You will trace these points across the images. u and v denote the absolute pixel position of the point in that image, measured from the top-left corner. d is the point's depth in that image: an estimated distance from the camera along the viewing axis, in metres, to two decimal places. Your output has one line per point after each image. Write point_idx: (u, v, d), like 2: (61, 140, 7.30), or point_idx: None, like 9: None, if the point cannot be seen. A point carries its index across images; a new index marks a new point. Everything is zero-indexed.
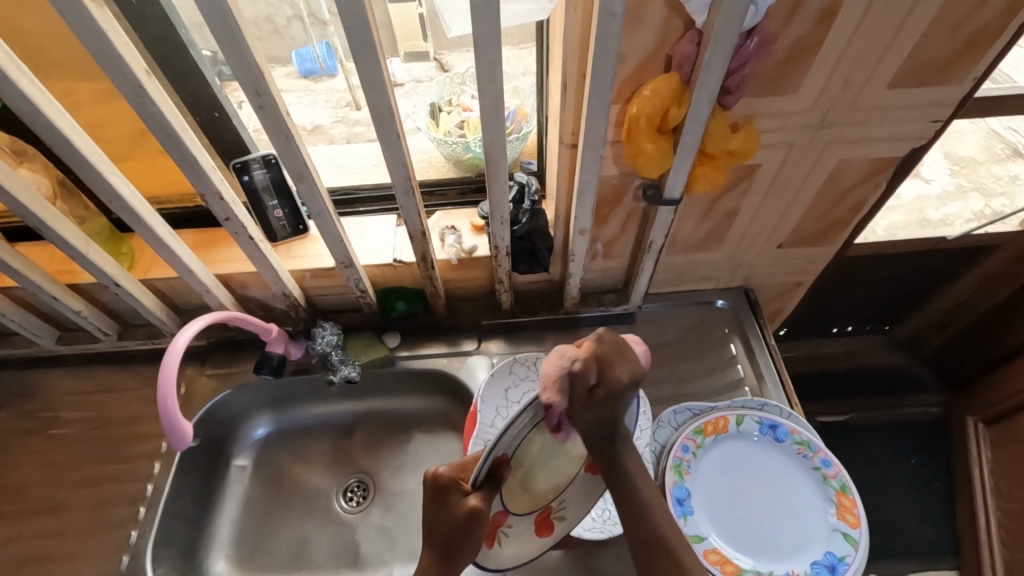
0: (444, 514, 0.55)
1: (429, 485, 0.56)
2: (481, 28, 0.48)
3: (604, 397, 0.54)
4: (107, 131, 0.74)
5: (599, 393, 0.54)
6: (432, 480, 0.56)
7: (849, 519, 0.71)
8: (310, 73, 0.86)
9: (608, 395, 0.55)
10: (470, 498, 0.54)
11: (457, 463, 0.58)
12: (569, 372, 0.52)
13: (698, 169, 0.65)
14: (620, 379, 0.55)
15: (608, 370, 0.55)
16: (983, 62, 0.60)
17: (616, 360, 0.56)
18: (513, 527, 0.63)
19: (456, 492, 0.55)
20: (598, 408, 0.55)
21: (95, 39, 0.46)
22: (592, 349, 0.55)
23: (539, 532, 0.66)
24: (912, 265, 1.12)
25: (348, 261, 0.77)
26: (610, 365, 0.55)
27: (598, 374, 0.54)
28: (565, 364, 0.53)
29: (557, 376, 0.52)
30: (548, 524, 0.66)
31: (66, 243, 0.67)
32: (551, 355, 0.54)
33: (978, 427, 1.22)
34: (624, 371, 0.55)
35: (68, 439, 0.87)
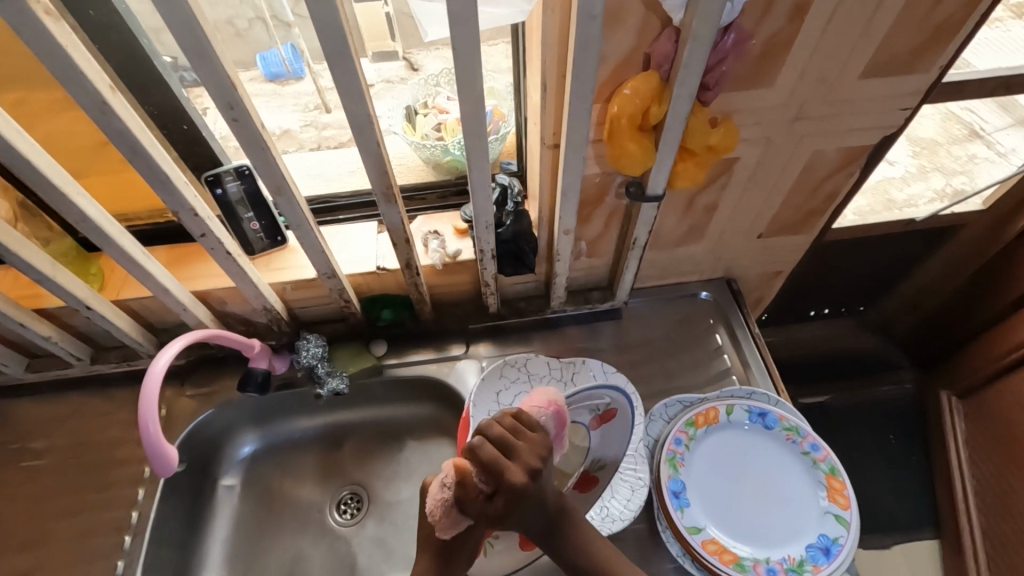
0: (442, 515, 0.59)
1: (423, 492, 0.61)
2: (459, 32, 0.48)
3: (504, 503, 0.54)
4: (69, 148, 0.71)
5: (499, 501, 0.53)
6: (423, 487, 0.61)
7: (840, 501, 0.72)
8: (276, 77, 0.83)
9: (509, 497, 0.54)
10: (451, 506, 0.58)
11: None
12: (453, 501, 0.53)
13: (679, 165, 0.65)
14: (517, 479, 0.53)
15: (501, 478, 0.52)
16: (948, 51, 0.62)
17: (507, 462, 0.53)
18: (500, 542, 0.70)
19: None
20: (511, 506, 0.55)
21: (53, 56, 0.44)
22: (462, 467, 0.52)
23: (523, 547, 0.70)
24: (884, 248, 1.15)
25: (331, 272, 0.75)
26: (503, 470, 0.52)
27: (486, 485, 0.53)
28: (446, 494, 0.53)
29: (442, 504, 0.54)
30: (534, 540, 0.70)
31: (31, 268, 0.64)
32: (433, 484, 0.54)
33: (951, 399, 1.26)
34: (518, 469, 0.54)
35: (43, 469, 0.84)
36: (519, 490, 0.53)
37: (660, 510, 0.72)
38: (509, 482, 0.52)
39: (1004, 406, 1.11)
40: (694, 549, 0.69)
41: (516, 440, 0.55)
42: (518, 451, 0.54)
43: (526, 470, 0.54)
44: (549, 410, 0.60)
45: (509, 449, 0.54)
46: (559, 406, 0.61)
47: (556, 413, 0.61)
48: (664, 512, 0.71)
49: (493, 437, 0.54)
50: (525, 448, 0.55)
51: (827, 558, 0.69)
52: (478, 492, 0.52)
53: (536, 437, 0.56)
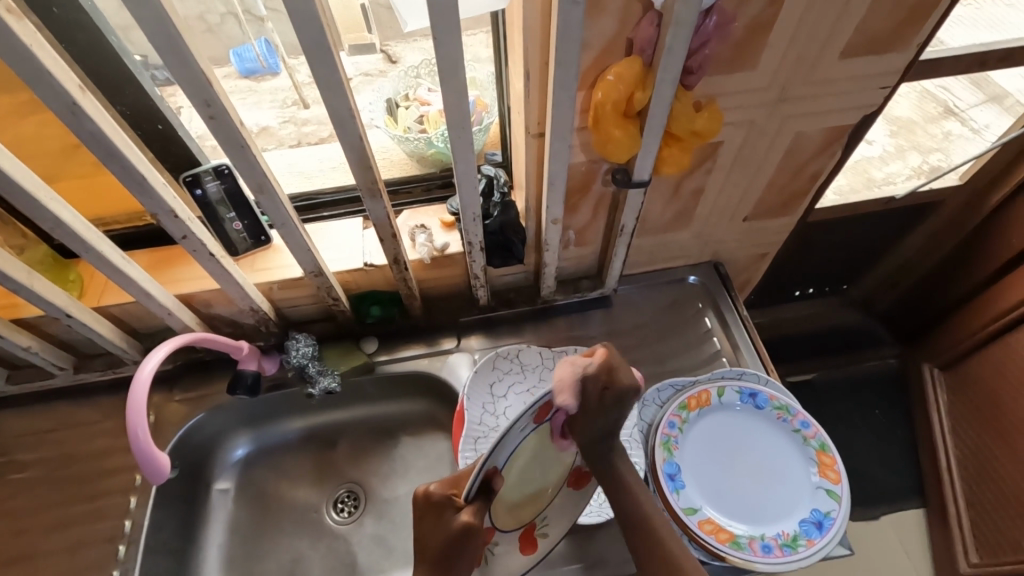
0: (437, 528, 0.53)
1: (418, 500, 0.55)
2: (439, 21, 0.47)
3: (608, 400, 0.56)
4: (40, 152, 0.69)
5: (608, 395, 0.55)
6: (421, 496, 0.55)
7: (831, 476, 0.74)
8: (252, 73, 0.81)
9: (614, 398, 0.56)
10: (462, 512, 0.53)
11: (449, 480, 0.57)
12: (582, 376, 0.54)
13: (665, 150, 0.65)
14: (625, 381, 0.56)
15: (616, 373, 0.56)
16: (925, 30, 0.62)
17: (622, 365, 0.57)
18: (498, 547, 0.64)
19: (450, 507, 0.54)
20: (591, 413, 0.56)
21: (18, 56, 0.42)
22: (603, 356, 0.56)
23: (522, 549, 0.66)
24: (866, 226, 1.17)
25: (318, 270, 0.74)
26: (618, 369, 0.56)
27: (606, 381, 0.55)
28: (578, 369, 0.54)
29: (568, 383, 0.52)
30: (533, 542, 0.67)
31: (7, 278, 0.62)
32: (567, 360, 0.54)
33: (934, 372, 1.29)
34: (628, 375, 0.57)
35: (30, 482, 0.82)
36: (623, 393, 0.56)
37: (656, 493, 0.73)
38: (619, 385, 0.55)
39: (984, 376, 1.14)
40: (692, 530, 0.70)
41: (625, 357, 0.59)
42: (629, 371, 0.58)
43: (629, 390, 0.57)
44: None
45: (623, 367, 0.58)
46: None
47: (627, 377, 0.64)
48: (661, 495, 0.72)
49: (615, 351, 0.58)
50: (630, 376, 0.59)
51: (820, 532, 0.71)
52: (603, 380, 0.55)
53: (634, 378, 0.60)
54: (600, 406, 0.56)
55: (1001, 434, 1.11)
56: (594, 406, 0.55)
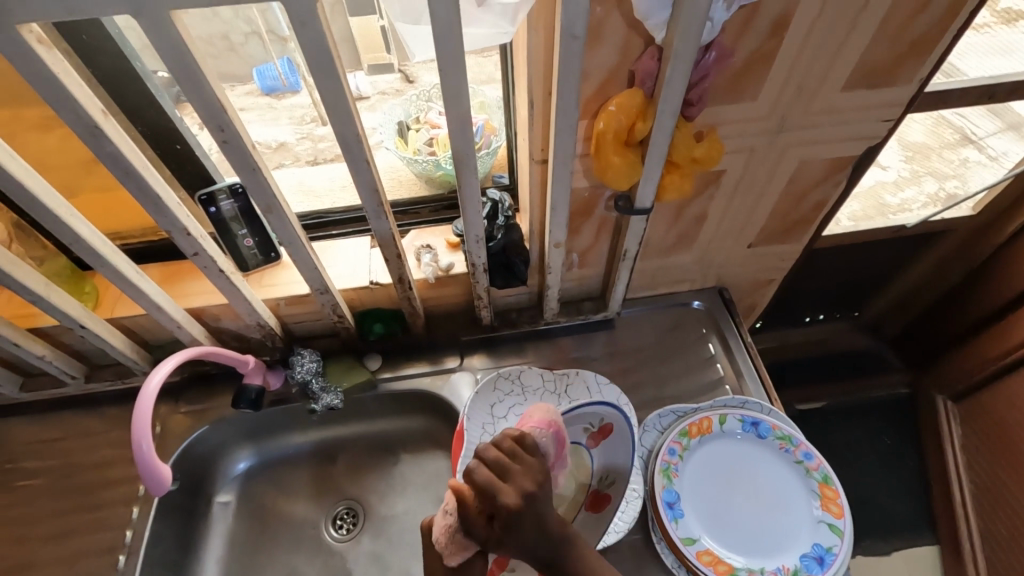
0: (440, 558, 0.57)
1: (423, 530, 0.58)
2: (445, 51, 0.48)
3: (500, 526, 0.51)
4: (63, 168, 0.72)
5: (497, 524, 0.51)
6: (426, 527, 0.58)
7: (833, 510, 0.73)
8: (273, 90, 0.84)
9: (506, 523, 0.51)
10: (471, 545, 0.57)
11: None
12: (456, 526, 0.53)
13: (666, 178, 0.66)
14: (507, 502, 0.51)
15: (494, 499, 0.51)
16: (927, 64, 0.63)
17: (498, 484, 0.51)
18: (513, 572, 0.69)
19: (456, 538, 0.58)
20: (501, 537, 0.52)
21: (44, 81, 0.45)
22: (462, 491, 0.52)
23: None
24: (875, 253, 1.16)
25: (324, 288, 0.76)
26: (495, 492, 0.51)
27: (485, 505, 0.51)
28: (449, 519, 0.54)
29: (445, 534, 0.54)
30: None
31: (25, 289, 0.64)
32: (437, 519, 0.55)
33: (947, 403, 1.27)
34: (511, 492, 0.51)
35: (36, 490, 0.84)
36: (514, 512, 0.51)
37: (654, 521, 0.72)
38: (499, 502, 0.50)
39: (997, 409, 1.12)
40: (689, 561, 0.69)
41: (507, 465, 0.52)
42: (508, 473, 0.52)
43: (518, 491, 0.51)
44: (547, 429, 0.57)
45: (502, 471, 0.52)
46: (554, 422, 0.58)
47: (556, 428, 0.58)
48: (659, 523, 0.71)
49: (485, 456, 0.53)
50: (518, 469, 0.53)
51: (821, 568, 0.69)
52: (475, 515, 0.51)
53: (529, 459, 0.54)
54: (499, 532, 0.52)
55: (1016, 469, 1.08)
56: (493, 532, 0.52)
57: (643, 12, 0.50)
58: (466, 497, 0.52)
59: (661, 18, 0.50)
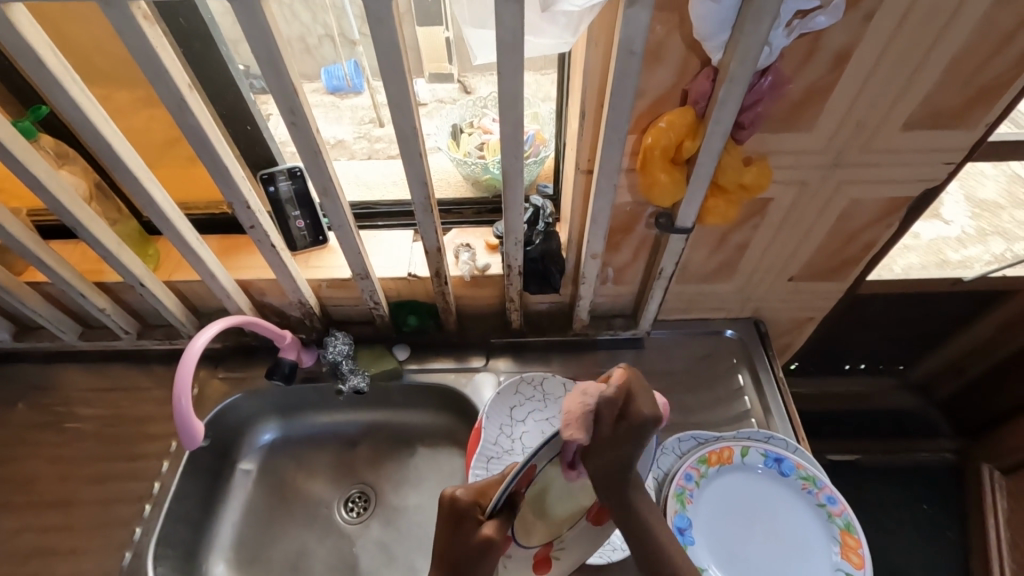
0: (459, 535, 0.51)
1: (444, 505, 0.52)
2: (506, 56, 0.51)
3: (625, 432, 0.50)
4: (145, 139, 0.78)
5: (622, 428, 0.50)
6: (447, 501, 0.52)
7: (853, 560, 0.70)
8: (337, 90, 0.88)
9: (627, 425, 0.50)
10: (487, 526, 0.50)
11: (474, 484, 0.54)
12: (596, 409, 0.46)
13: (710, 200, 0.66)
14: (643, 410, 0.50)
15: (632, 404, 0.50)
16: (996, 109, 0.61)
17: (640, 394, 0.51)
18: (566, 549, 0.66)
19: (474, 517, 0.51)
20: (612, 441, 0.50)
21: (144, 56, 0.50)
22: (624, 377, 0.50)
23: (535, 568, 0.64)
24: (929, 306, 1.11)
25: (365, 273, 0.79)
26: (634, 399, 0.50)
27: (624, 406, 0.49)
28: (589, 399, 0.47)
29: (576, 413, 0.46)
30: (546, 561, 0.65)
31: (97, 244, 0.70)
32: (572, 392, 0.48)
33: (994, 473, 1.20)
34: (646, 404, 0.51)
35: (82, 434, 0.89)
36: (640, 423, 0.50)
37: None
38: (637, 408, 0.50)
39: None
40: None
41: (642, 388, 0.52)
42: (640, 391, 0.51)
43: (645, 410, 0.50)
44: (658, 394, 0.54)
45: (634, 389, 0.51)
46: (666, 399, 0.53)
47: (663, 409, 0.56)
48: None
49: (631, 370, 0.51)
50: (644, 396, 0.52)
51: None
52: (609, 409, 0.48)
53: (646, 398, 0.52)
54: (615, 436, 0.50)
55: None
56: (609, 433, 0.50)
57: (703, 33, 0.51)
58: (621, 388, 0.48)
59: (720, 40, 0.51)
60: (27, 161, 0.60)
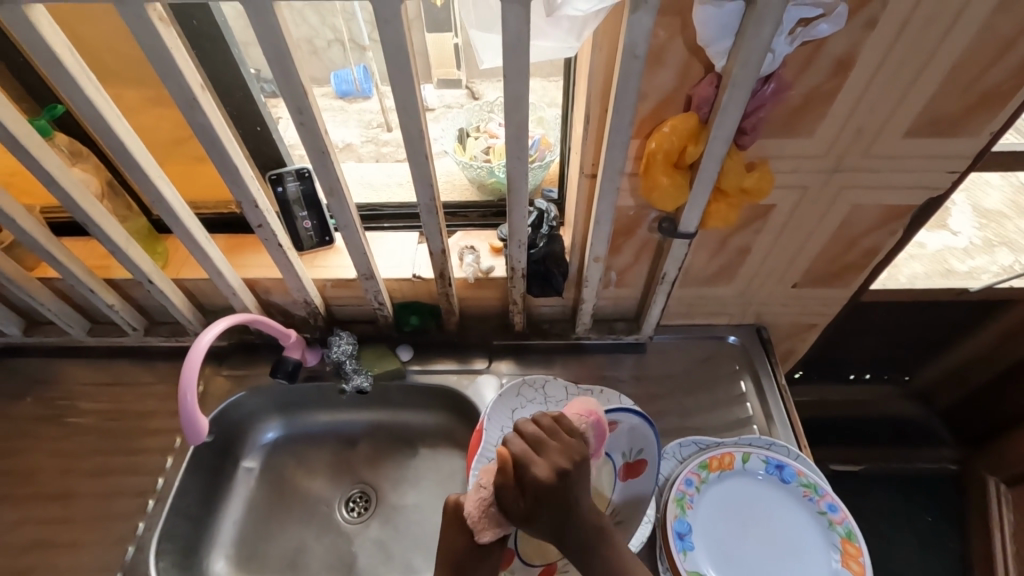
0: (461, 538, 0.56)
1: (450, 509, 0.57)
2: (510, 60, 0.52)
3: (532, 498, 0.53)
4: (156, 139, 0.79)
5: (528, 498, 0.53)
6: (454, 506, 0.57)
7: (854, 568, 0.69)
8: (346, 95, 0.93)
9: (539, 494, 0.53)
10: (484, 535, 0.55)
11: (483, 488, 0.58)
12: (490, 499, 0.54)
13: (713, 205, 0.67)
14: (540, 474, 0.53)
15: (526, 471, 0.53)
16: (999, 117, 0.61)
17: (535, 456, 0.54)
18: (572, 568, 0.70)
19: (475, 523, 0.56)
20: (533, 517, 0.53)
21: (157, 56, 0.51)
22: (507, 454, 0.54)
23: None
24: (932, 315, 1.10)
25: (370, 273, 0.79)
26: (529, 463, 0.53)
27: (517, 477, 0.53)
28: (483, 493, 0.54)
29: (482, 506, 0.54)
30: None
31: (107, 240, 0.71)
32: (471, 491, 0.56)
33: (999, 486, 1.18)
34: (545, 464, 0.53)
35: (87, 428, 0.90)
36: (548, 484, 0.53)
37: (663, 550, 0.70)
38: (532, 472, 0.52)
39: None
40: None
41: (544, 441, 0.55)
42: (543, 447, 0.55)
43: (549, 466, 0.54)
44: (590, 418, 0.59)
45: (536, 446, 0.55)
46: (600, 418, 0.60)
47: (597, 424, 0.59)
48: (667, 554, 0.69)
49: (524, 431, 0.56)
50: (551, 446, 0.55)
51: None
52: (509, 487, 0.53)
53: (571, 440, 0.56)
54: (531, 509, 0.53)
55: None
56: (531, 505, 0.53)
57: (705, 39, 0.52)
58: (506, 465, 0.53)
59: (723, 46, 0.52)
60: (42, 158, 0.61)
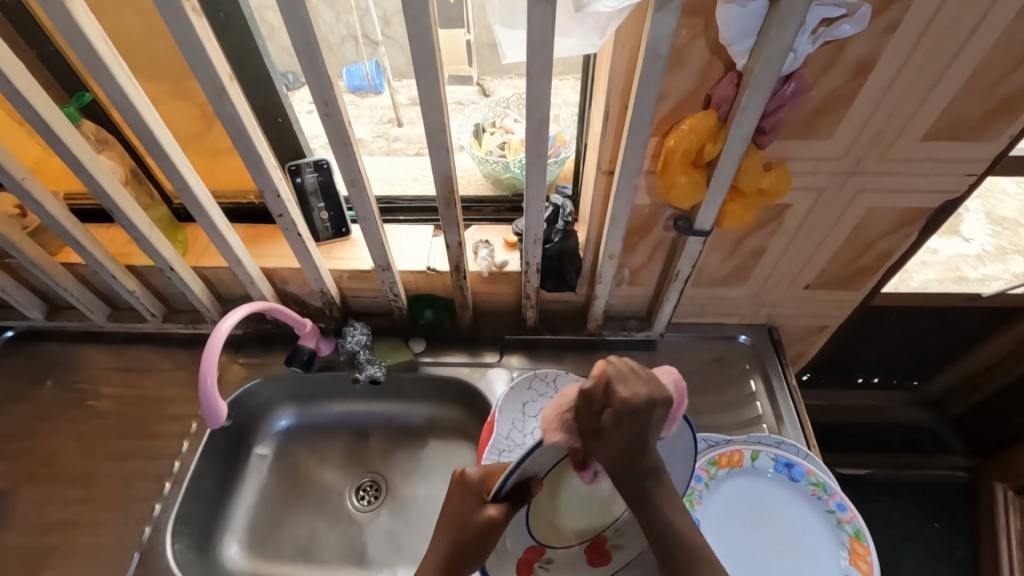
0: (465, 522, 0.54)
1: (454, 483, 0.56)
2: (534, 56, 0.52)
3: (617, 423, 0.44)
4: (179, 129, 0.80)
5: (609, 418, 0.44)
6: (458, 479, 0.56)
7: (862, 567, 0.70)
8: (358, 90, 0.91)
9: (621, 423, 0.44)
10: (487, 509, 0.53)
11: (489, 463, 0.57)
12: (571, 413, 0.47)
13: (729, 204, 0.67)
14: (634, 402, 0.43)
15: (616, 392, 0.44)
16: (1020, 122, 0.61)
17: (633, 384, 0.44)
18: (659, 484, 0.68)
19: (477, 497, 0.54)
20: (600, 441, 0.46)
21: (189, 45, 0.52)
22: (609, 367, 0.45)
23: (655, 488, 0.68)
24: (943, 322, 1.10)
25: (386, 265, 0.80)
26: (622, 389, 0.44)
27: (606, 397, 0.44)
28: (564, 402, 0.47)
29: (553, 421, 0.48)
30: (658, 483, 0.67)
31: (131, 227, 0.72)
32: (551, 400, 0.49)
33: (1007, 493, 1.19)
34: (642, 393, 0.44)
35: (106, 411, 0.92)
36: (636, 412, 0.43)
37: None
38: (629, 395, 0.43)
39: None
40: None
41: (647, 383, 0.45)
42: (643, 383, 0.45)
43: (644, 399, 0.44)
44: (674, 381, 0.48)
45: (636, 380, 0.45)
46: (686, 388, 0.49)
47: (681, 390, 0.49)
48: None
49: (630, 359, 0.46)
50: (652, 383, 0.45)
51: None
52: (594, 399, 0.45)
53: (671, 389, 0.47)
54: (615, 430, 0.44)
55: None
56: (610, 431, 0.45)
57: (728, 39, 0.52)
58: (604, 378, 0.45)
59: (745, 46, 0.52)
60: (72, 145, 0.62)
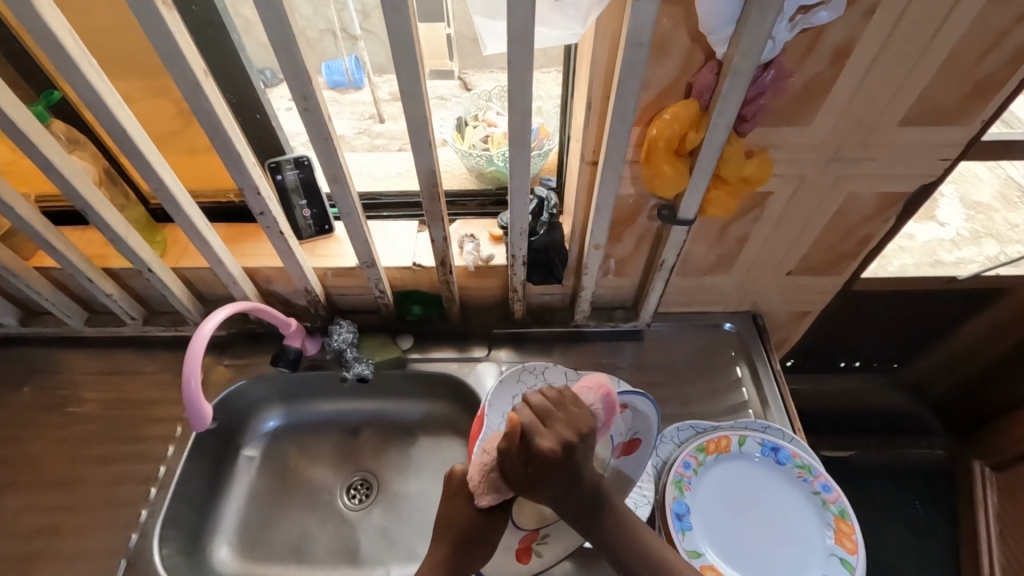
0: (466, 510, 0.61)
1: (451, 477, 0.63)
2: (516, 46, 0.52)
3: (534, 470, 0.56)
4: (154, 127, 0.78)
5: (531, 467, 0.56)
6: (450, 475, 0.63)
7: (847, 545, 0.72)
8: (337, 85, 0.92)
9: (539, 464, 0.56)
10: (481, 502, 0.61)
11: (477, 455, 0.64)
12: (493, 465, 0.58)
13: (712, 192, 0.68)
14: (545, 446, 0.55)
15: (530, 444, 0.55)
16: (992, 106, 0.63)
17: (541, 429, 0.56)
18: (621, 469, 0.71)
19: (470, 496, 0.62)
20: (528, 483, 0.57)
21: (161, 39, 0.51)
22: (515, 421, 0.56)
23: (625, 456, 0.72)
24: (922, 305, 1.13)
25: (371, 262, 0.80)
26: (534, 437, 0.55)
27: (520, 448, 0.55)
28: (486, 459, 0.59)
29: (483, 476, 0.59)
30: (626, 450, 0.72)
31: (107, 228, 0.71)
32: (475, 458, 0.60)
33: (985, 470, 1.23)
34: (551, 436, 0.56)
35: (87, 417, 0.90)
36: (550, 455, 0.56)
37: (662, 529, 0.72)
38: (537, 444, 0.55)
39: None
40: None
41: (553, 419, 0.57)
42: (549, 421, 0.57)
43: (555, 438, 0.56)
44: (597, 394, 0.62)
45: (542, 420, 0.57)
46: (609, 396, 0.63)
47: (603, 399, 0.63)
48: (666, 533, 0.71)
49: (533, 402, 0.58)
50: (559, 419, 0.57)
51: None
52: (512, 452, 0.55)
53: (577, 412, 0.59)
54: (534, 474, 0.56)
55: None
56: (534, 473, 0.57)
57: (708, 27, 0.52)
58: (515, 431, 0.55)
59: (724, 34, 0.53)
60: (42, 145, 0.61)
